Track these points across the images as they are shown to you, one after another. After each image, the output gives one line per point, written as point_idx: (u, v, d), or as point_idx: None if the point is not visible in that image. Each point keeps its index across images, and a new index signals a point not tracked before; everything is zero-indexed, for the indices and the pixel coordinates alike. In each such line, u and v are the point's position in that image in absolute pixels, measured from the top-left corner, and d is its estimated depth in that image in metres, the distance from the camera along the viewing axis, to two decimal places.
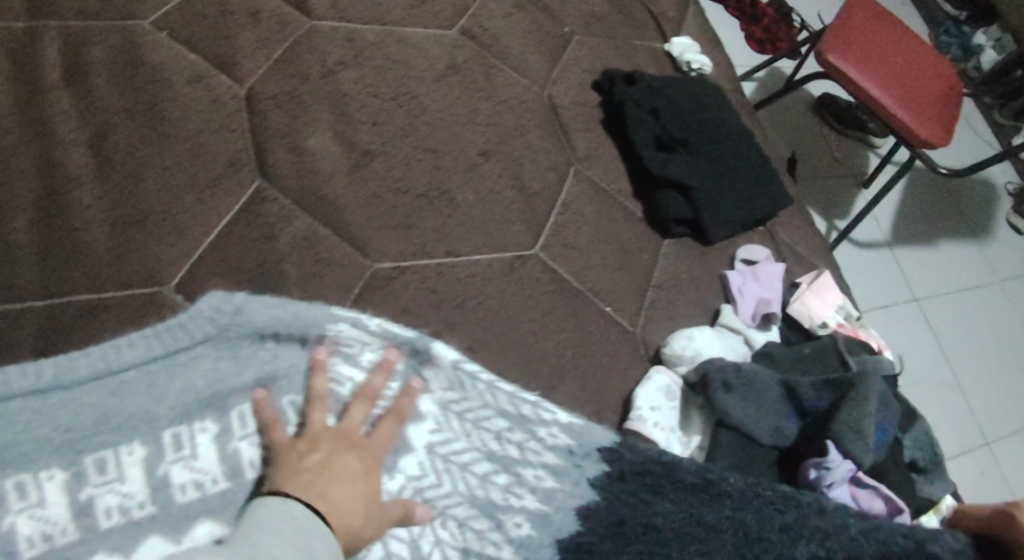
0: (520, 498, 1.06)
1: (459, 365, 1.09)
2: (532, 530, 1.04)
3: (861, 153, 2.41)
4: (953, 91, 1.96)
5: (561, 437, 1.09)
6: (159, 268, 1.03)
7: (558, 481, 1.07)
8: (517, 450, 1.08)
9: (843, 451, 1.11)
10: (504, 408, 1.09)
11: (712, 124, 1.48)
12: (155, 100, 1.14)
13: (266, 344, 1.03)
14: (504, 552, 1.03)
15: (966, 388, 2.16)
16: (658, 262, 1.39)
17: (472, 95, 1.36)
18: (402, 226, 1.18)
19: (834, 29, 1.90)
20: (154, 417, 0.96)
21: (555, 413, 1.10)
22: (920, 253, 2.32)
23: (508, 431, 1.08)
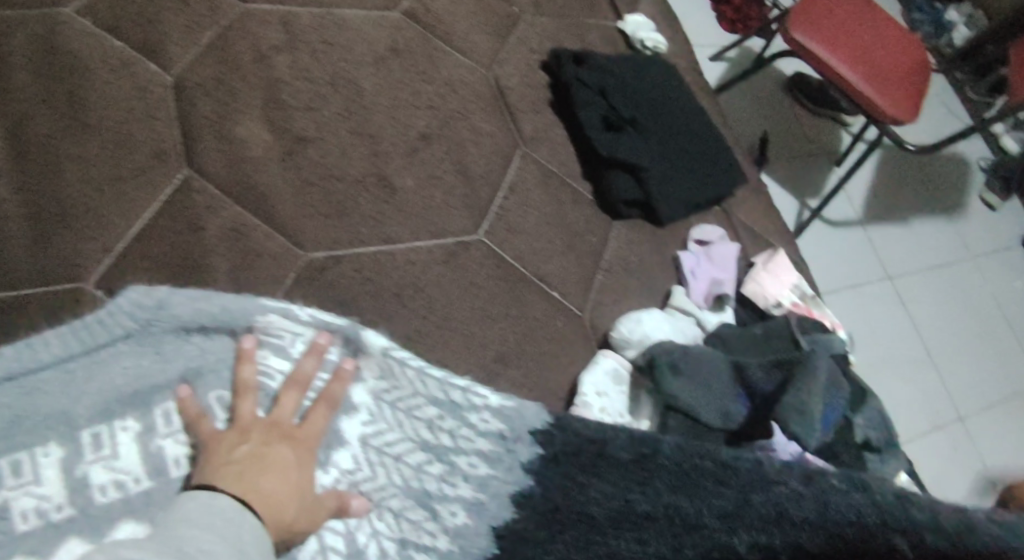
0: (454, 486, 1.05)
1: (389, 353, 1.06)
2: (467, 518, 1.04)
3: (834, 132, 2.38)
4: (920, 66, 1.93)
5: (493, 421, 1.06)
6: (79, 264, 1.01)
7: (492, 467, 1.06)
8: (452, 440, 1.06)
9: (786, 433, 1.09)
10: (435, 394, 1.06)
11: (663, 104, 1.45)
12: (74, 89, 1.09)
13: (192, 339, 1.00)
14: (440, 541, 1.03)
15: (938, 363, 2.15)
16: (608, 245, 1.36)
17: (413, 78, 1.31)
18: (335, 214, 1.15)
19: (799, 7, 1.87)
20: (73, 417, 0.93)
21: (486, 396, 1.07)
22: (889, 229, 2.29)
23: (443, 419, 1.06)
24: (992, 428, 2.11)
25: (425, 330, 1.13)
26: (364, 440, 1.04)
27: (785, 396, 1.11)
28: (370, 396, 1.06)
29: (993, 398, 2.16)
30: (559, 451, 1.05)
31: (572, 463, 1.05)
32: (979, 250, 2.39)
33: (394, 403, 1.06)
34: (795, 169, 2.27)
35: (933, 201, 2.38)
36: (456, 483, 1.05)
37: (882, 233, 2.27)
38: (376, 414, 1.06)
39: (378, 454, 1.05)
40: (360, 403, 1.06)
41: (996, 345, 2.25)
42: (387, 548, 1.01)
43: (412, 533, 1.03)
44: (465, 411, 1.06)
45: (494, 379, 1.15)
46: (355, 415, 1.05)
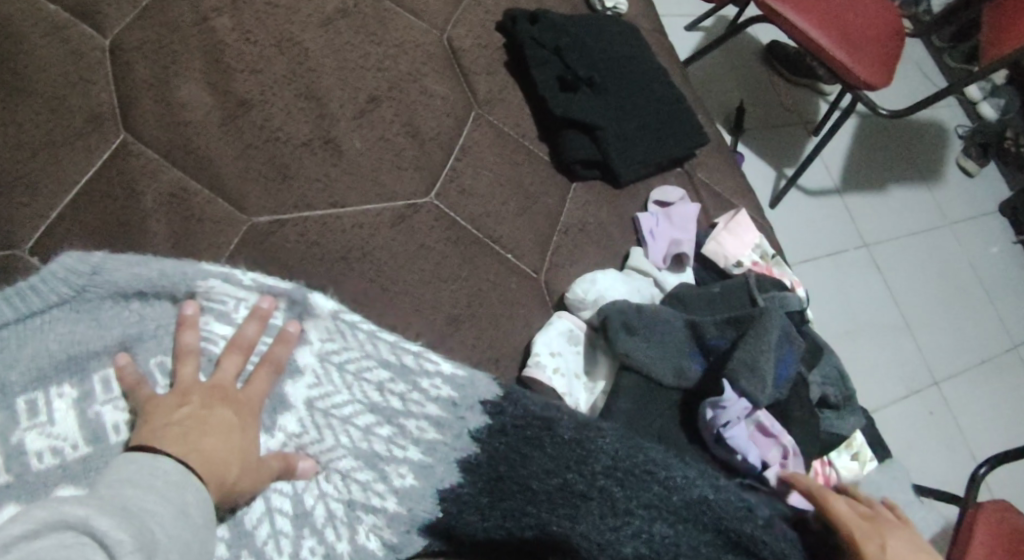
0: (404, 448, 1.03)
1: (338, 316, 1.05)
2: (415, 480, 1.02)
3: (812, 100, 2.37)
4: (893, 31, 1.91)
5: (444, 388, 1.06)
6: (12, 231, 0.99)
7: (440, 432, 1.04)
8: (402, 402, 1.04)
9: (739, 389, 1.09)
10: (385, 357, 1.05)
11: (620, 65, 1.44)
12: (5, 54, 1.06)
13: (131, 304, 0.97)
14: (388, 503, 1.01)
15: (911, 327, 2.14)
16: (565, 206, 1.34)
17: (363, 40, 1.28)
18: (281, 177, 1.13)
19: None
20: (6, 384, 0.91)
21: (439, 364, 1.06)
22: (863, 195, 2.27)
23: (389, 383, 1.04)
24: (966, 389, 2.11)
25: (374, 293, 1.12)
26: (309, 403, 1.02)
27: (739, 350, 1.12)
28: (317, 359, 1.04)
29: (965, 359, 2.16)
30: (506, 422, 1.05)
31: (517, 435, 1.04)
32: (952, 213, 2.37)
33: (340, 366, 1.04)
34: (767, 135, 2.25)
35: (907, 166, 2.37)
36: (406, 444, 1.03)
37: (854, 197, 2.26)
38: (321, 377, 1.04)
39: (324, 416, 1.02)
40: (305, 363, 1.04)
41: (969, 307, 2.25)
42: (334, 509, 0.99)
43: (362, 493, 1.00)
44: (413, 374, 1.05)
45: (446, 342, 1.13)
46: (300, 378, 1.03)
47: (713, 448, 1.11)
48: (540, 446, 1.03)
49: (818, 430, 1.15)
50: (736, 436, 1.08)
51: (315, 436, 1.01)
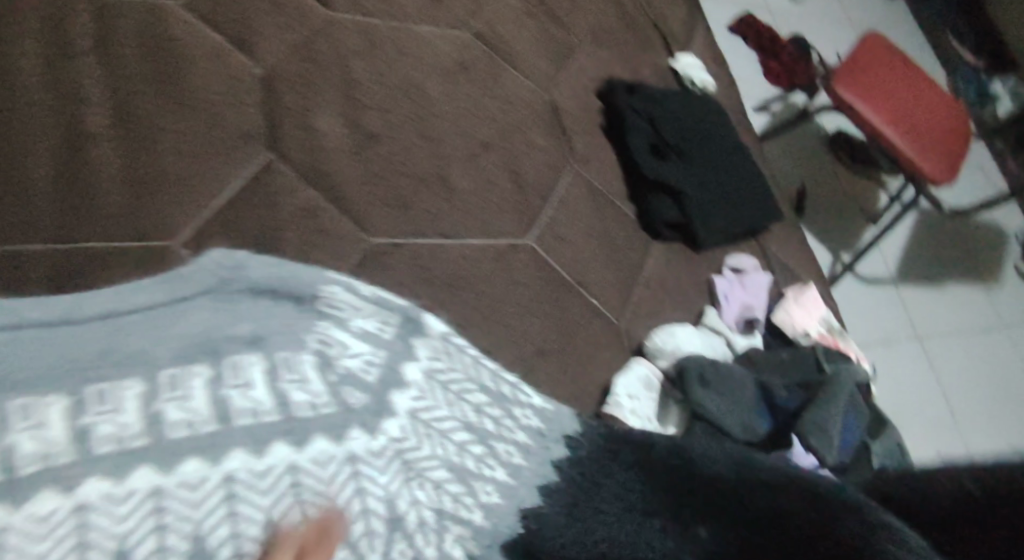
0: (492, 469, 1.11)
1: (447, 339, 1.16)
2: (500, 499, 1.11)
3: (873, 191, 2.46)
4: (961, 134, 2.28)
5: (534, 418, 1.16)
6: (165, 225, 1.11)
7: (526, 459, 1.14)
8: (495, 423, 1.13)
9: (808, 447, 1.16)
10: (485, 383, 1.15)
11: (704, 137, 1.59)
12: (177, 73, 1.22)
13: (264, 300, 1.08)
14: (476, 516, 1.08)
15: (962, 424, 2.18)
16: (647, 262, 1.44)
17: (477, 93, 1.45)
18: (398, 205, 1.24)
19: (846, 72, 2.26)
20: (153, 358, 1.00)
21: (530, 397, 1.17)
22: (923, 290, 2.37)
23: (486, 406, 1.14)
24: None
25: (474, 319, 1.21)
26: (414, 415, 1.09)
27: (810, 411, 1.19)
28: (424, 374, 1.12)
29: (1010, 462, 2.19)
30: (586, 454, 1.17)
31: (591, 464, 1.15)
32: (1011, 317, 2.41)
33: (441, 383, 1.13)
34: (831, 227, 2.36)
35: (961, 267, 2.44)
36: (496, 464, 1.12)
37: (913, 290, 2.36)
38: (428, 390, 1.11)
39: (425, 431, 1.09)
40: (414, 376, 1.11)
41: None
42: (426, 517, 1.05)
43: (454, 507, 1.08)
44: (507, 400, 1.16)
45: (534, 371, 1.23)
46: (406, 391, 1.10)
47: None
48: (610, 473, 1.14)
49: None
50: None
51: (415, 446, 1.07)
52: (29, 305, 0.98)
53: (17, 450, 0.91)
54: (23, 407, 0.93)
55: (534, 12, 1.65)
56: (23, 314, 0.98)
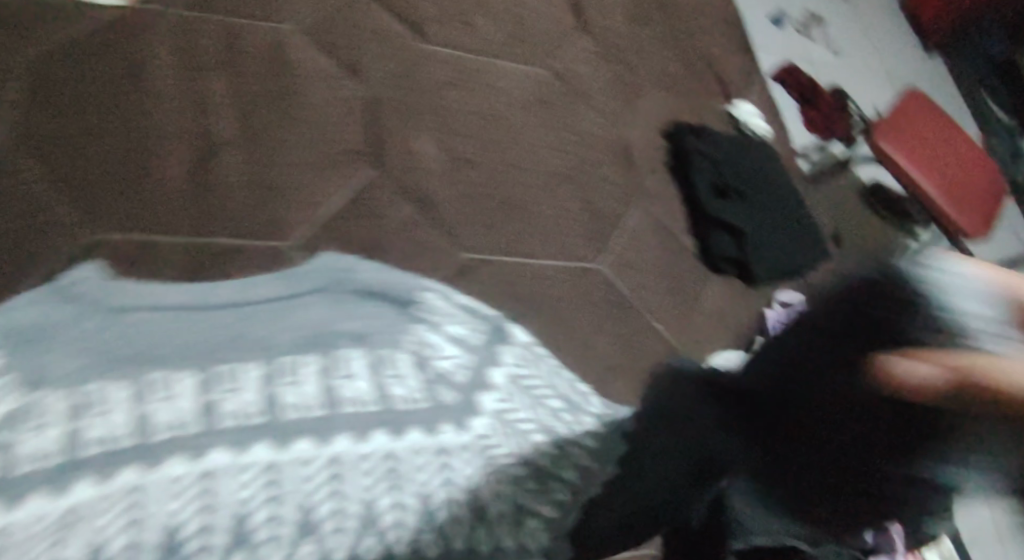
0: (563, 468, 1.20)
1: (529, 347, 1.28)
2: (567, 497, 1.19)
3: None
4: (989, 196, 2.43)
5: (599, 424, 1.27)
6: (283, 226, 1.24)
7: (594, 461, 1.23)
8: (565, 426, 1.24)
9: None
10: (562, 391, 1.27)
11: (762, 179, 1.69)
12: (295, 92, 1.36)
13: (371, 302, 1.19)
14: (545, 510, 1.17)
15: None
16: (706, 293, 1.56)
17: (556, 126, 1.58)
18: (487, 226, 1.37)
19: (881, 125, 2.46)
20: (273, 346, 1.11)
21: (598, 404, 1.31)
22: None
23: (558, 409, 1.25)
24: None
25: (551, 332, 1.33)
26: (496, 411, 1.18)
27: None
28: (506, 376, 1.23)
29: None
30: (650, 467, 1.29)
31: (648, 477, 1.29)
32: None
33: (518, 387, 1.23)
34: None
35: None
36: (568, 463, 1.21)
37: None
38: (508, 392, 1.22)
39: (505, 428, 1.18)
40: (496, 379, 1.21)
41: None
42: (505, 509, 1.13)
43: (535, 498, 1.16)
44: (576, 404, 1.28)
45: (603, 385, 1.34)
46: (490, 391, 1.20)
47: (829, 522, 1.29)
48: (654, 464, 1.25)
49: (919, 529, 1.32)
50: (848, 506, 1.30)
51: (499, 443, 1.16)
52: (172, 290, 1.13)
53: (152, 418, 1.02)
54: (160, 379, 1.05)
55: (606, 57, 1.79)
56: (167, 297, 1.12)
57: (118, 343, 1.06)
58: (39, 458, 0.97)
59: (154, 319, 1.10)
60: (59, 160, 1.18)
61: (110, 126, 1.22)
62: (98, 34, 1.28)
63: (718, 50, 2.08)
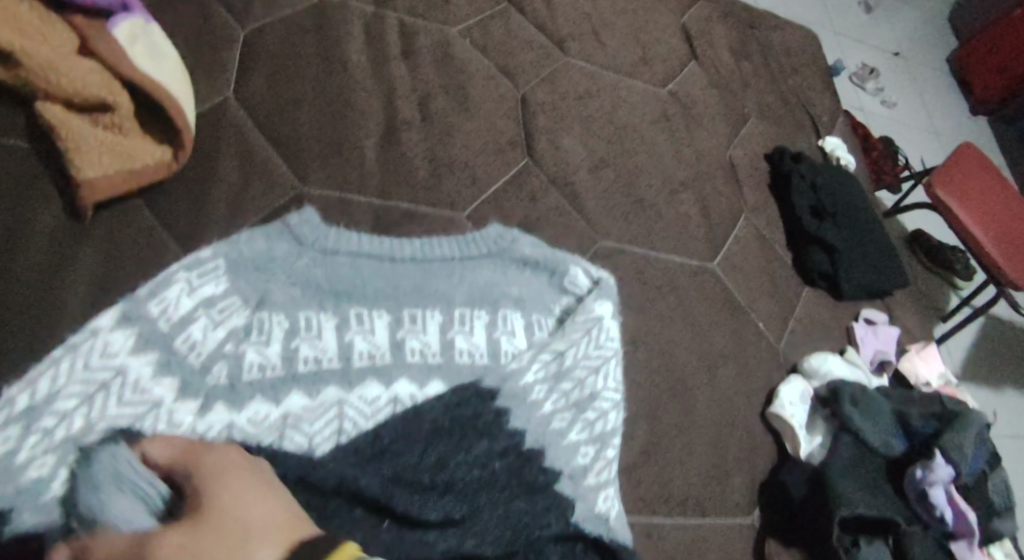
0: (599, 443, 1.23)
1: (601, 321, 1.31)
2: (600, 472, 1.22)
3: (945, 292, 2.80)
4: None
5: (610, 407, 1.26)
6: (456, 199, 1.41)
7: (600, 441, 1.23)
8: (603, 380, 1.26)
9: (946, 457, 1.44)
10: (609, 375, 1.27)
11: (855, 207, 1.89)
12: (463, 85, 1.53)
13: (526, 270, 1.35)
14: (599, 481, 1.21)
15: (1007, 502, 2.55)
16: (799, 302, 1.74)
17: (677, 140, 1.75)
18: (622, 219, 1.55)
19: (944, 169, 2.53)
20: (451, 297, 1.28)
21: (613, 375, 1.28)
22: (981, 387, 2.77)
23: (592, 375, 1.26)
24: None
25: (674, 317, 1.49)
26: (531, 394, 1.21)
27: (946, 434, 1.47)
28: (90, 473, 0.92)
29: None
30: (755, 443, 1.46)
31: (753, 452, 1.46)
32: None
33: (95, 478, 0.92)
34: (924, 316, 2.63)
35: (1012, 374, 2.86)
36: (614, 414, 1.26)
37: (975, 385, 2.76)
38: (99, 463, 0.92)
39: (538, 406, 1.21)
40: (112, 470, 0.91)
41: None
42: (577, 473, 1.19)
43: (583, 484, 1.19)
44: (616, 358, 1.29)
45: (716, 368, 1.49)
46: (522, 374, 1.23)
47: (914, 505, 1.44)
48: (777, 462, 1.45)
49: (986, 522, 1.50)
50: (938, 495, 1.42)
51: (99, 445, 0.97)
52: (367, 243, 1.26)
53: (352, 346, 1.19)
54: (357, 315, 1.22)
55: (715, 82, 1.95)
56: (363, 248, 1.26)
57: (326, 281, 1.22)
58: (263, 368, 1.14)
59: (354, 266, 1.25)
60: (272, 122, 1.35)
61: (311, 96, 1.39)
62: (304, 17, 1.45)
63: (808, 88, 2.25)
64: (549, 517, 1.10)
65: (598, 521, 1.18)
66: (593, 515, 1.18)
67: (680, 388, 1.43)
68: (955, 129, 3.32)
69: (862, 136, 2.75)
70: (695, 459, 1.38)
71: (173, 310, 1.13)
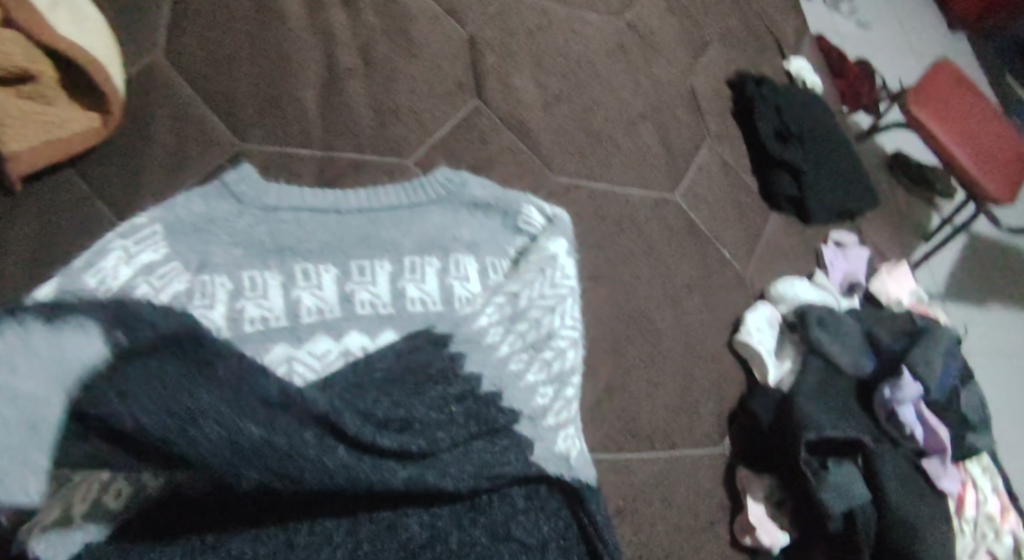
0: (556, 383, 1.21)
1: (555, 260, 1.29)
2: (557, 415, 1.19)
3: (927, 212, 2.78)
4: (1013, 160, 2.52)
5: (567, 346, 1.24)
6: (404, 146, 1.37)
7: (558, 380, 1.21)
8: (560, 318, 1.25)
9: (914, 374, 1.46)
10: (567, 313, 1.25)
11: (821, 129, 1.85)
12: (406, 27, 1.47)
13: (477, 213, 1.32)
14: (557, 422, 1.19)
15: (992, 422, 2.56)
16: (767, 227, 1.72)
17: (634, 71, 1.70)
18: (578, 154, 1.52)
19: (916, 90, 2.49)
20: (400, 246, 1.26)
21: (571, 314, 1.26)
22: (965, 305, 2.76)
23: (547, 314, 1.25)
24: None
25: (637, 251, 1.47)
26: (486, 337, 1.21)
27: (914, 351, 1.48)
28: (7, 401, 0.93)
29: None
30: (724, 372, 1.46)
31: (722, 381, 1.45)
32: None
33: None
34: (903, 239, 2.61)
35: (996, 289, 2.84)
36: (573, 351, 1.24)
37: (958, 304, 2.74)
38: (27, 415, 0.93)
39: (493, 350, 1.20)
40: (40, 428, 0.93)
41: None
42: (534, 413, 1.16)
43: (544, 424, 1.17)
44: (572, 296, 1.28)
45: (682, 300, 1.47)
46: (476, 317, 1.22)
47: (884, 425, 1.43)
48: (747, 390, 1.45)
49: (958, 435, 1.50)
50: (907, 413, 1.42)
51: (97, 359, 0.94)
52: (309, 195, 1.23)
53: (299, 303, 1.17)
54: (303, 271, 1.19)
55: (674, 9, 1.89)
56: (306, 202, 1.23)
57: (269, 239, 1.20)
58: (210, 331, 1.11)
59: (297, 221, 1.22)
60: (204, 78, 1.29)
61: (244, 48, 1.33)
62: None
63: (772, 10, 2.19)
64: (507, 458, 1.09)
65: (559, 461, 1.15)
66: (554, 455, 1.15)
67: (645, 321, 1.41)
68: (930, 43, 3.26)
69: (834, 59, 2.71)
70: (662, 392, 1.37)
71: (110, 281, 1.07)
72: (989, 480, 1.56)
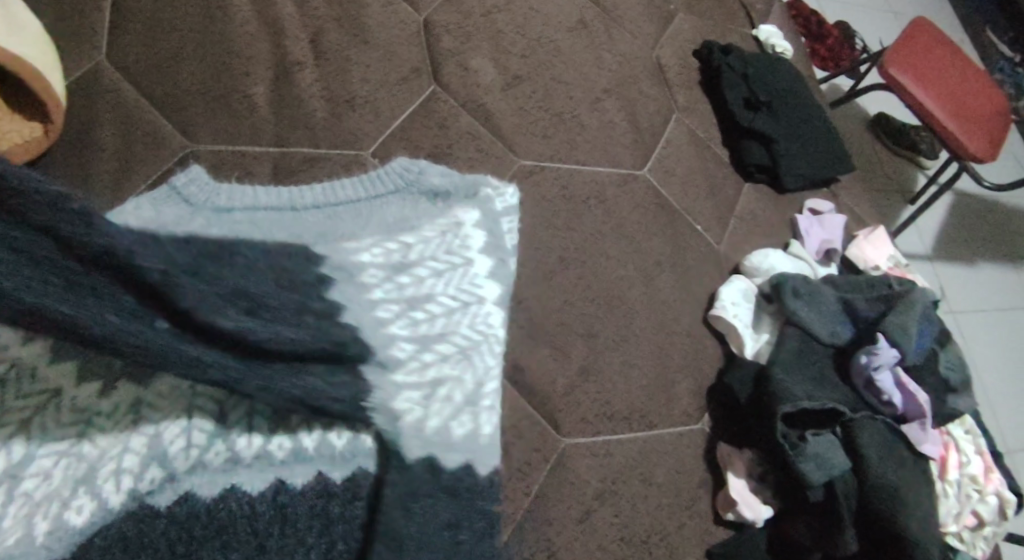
0: (427, 346, 1.15)
1: (459, 226, 1.26)
2: (405, 374, 1.11)
3: (911, 173, 2.75)
4: (993, 117, 2.49)
5: (449, 310, 1.19)
6: (360, 138, 1.34)
7: (423, 342, 1.15)
8: (443, 285, 1.20)
9: (891, 341, 1.44)
10: (462, 282, 1.22)
11: (792, 95, 1.82)
12: (357, 15, 1.44)
13: (437, 202, 1.28)
14: (404, 382, 1.11)
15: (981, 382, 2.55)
16: (740, 198, 1.69)
17: (596, 46, 1.66)
18: (541, 135, 1.49)
19: (893, 51, 2.45)
20: (360, 235, 1.20)
21: (478, 288, 1.23)
22: (953, 265, 2.73)
23: (433, 277, 1.20)
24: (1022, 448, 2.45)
25: (605, 230, 1.44)
26: (362, 275, 1.14)
27: (890, 317, 1.46)
28: None
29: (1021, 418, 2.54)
30: (700, 348, 1.43)
31: (698, 357, 1.43)
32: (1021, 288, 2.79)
33: None
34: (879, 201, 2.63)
35: (985, 246, 2.82)
36: (456, 320, 1.19)
37: (946, 265, 2.72)
38: None
39: (366, 290, 1.14)
40: None
41: None
42: (380, 363, 1.10)
43: (390, 380, 1.10)
44: (468, 266, 1.23)
45: (653, 278, 1.45)
46: (358, 252, 1.16)
47: (862, 392, 1.43)
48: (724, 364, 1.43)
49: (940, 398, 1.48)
50: (885, 379, 1.40)
51: None
52: (263, 196, 1.21)
53: None
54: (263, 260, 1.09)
55: None
56: (261, 202, 1.20)
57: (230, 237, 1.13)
58: None
59: (256, 221, 1.18)
60: (150, 81, 1.27)
61: (189, 46, 1.30)
62: None
63: None
64: None
65: (389, 418, 1.09)
66: (387, 408, 1.09)
67: (617, 301, 1.39)
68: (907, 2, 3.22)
69: (812, 23, 2.72)
70: (636, 371, 1.35)
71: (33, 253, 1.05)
72: (971, 441, 1.55)
